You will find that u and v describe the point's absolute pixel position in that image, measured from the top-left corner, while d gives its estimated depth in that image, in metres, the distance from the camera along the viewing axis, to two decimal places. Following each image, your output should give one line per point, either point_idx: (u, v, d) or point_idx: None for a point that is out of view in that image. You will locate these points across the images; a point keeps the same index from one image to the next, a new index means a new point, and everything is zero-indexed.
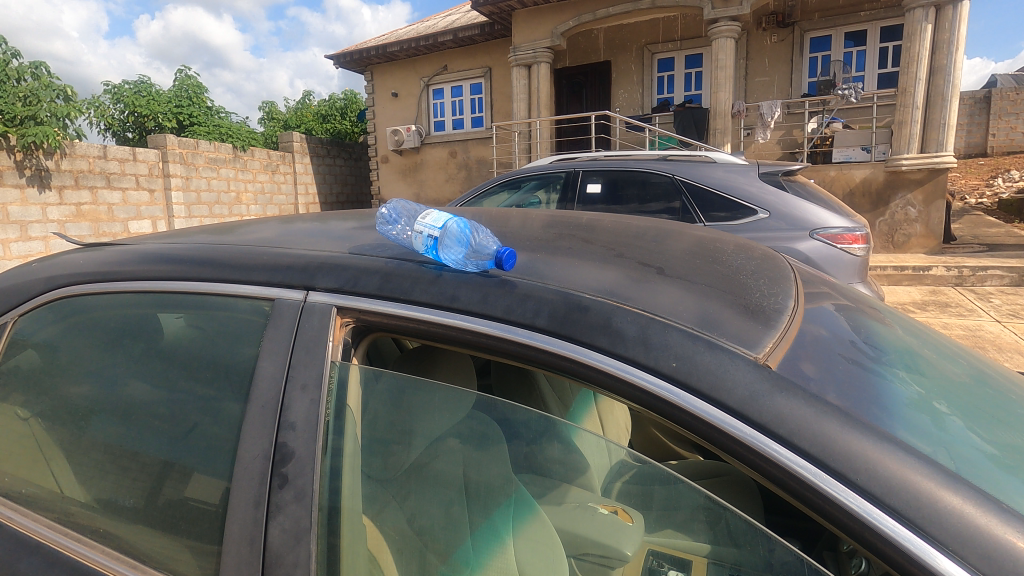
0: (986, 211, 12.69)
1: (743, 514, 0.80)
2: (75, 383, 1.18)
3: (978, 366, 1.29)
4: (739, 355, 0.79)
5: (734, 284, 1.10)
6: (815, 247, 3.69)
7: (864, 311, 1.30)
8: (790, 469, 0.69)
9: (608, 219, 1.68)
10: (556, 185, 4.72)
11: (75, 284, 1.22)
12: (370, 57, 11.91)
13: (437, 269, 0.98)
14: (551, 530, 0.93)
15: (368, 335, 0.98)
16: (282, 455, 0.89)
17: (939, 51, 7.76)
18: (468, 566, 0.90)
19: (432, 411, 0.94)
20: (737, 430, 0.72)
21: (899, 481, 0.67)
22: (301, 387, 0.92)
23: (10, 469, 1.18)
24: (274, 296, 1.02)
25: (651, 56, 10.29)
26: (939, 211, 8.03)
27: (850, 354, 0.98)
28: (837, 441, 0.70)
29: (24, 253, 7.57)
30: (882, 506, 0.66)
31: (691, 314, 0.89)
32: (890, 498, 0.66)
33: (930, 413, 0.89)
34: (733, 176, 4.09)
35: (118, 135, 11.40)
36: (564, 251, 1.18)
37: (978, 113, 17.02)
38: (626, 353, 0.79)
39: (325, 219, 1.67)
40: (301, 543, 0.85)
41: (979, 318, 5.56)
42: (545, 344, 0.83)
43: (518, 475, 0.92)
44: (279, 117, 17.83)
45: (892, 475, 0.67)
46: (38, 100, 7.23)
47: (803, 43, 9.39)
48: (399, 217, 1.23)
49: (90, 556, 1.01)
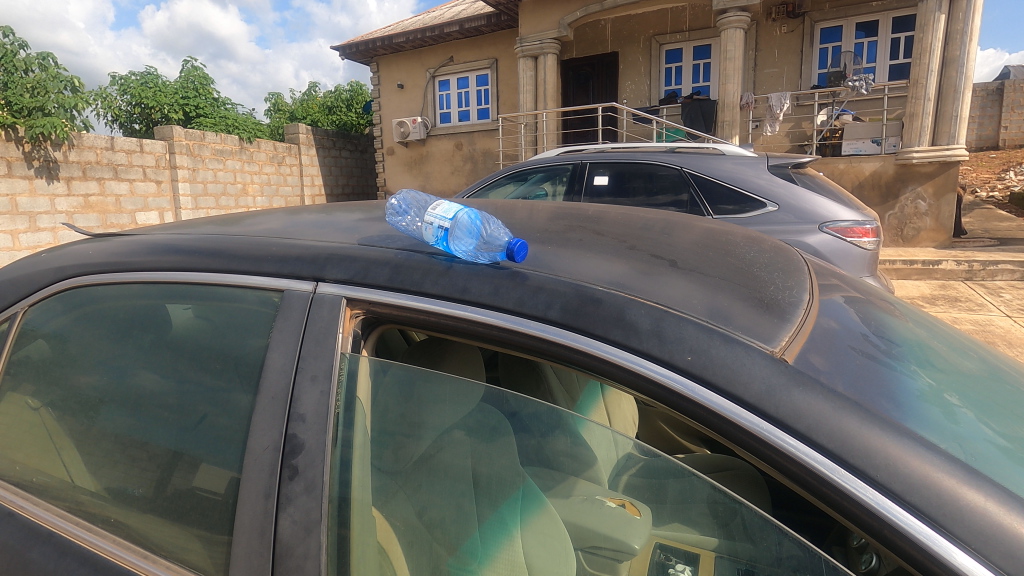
0: (996, 206, 12.54)
1: (758, 508, 0.79)
2: (86, 374, 1.18)
3: (988, 358, 1.27)
4: (756, 349, 0.78)
5: (746, 276, 1.09)
6: (824, 240, 3.66)
7: (874, 304, 1.28)
8: (805, 464, 0.68)
9: (614, 211, 1.65)
10: (562, 177, 4.69)
11: (85, 275, 1.23)
12: (376, 48, 11.85)
13: (447, 260, 0.98)
14: (559, 523, 0.94)
15: (377, 328, 0.98)
16: (292, 446, 0.89)
17: (952, 41, 7.65)
18: (477, 558, 0.89)
19: (442, 403, 0.94)
20: (752, 423, 0.71)
21: (920, 479, 0.66)
22: (310, 378, 0.91)
23: (22, 457, 1.19)
24: (285, 288, 1.01)
25: (659, 48, 10.19)
26: (950, 205, 7.96)
27: (863, 347, 0.97)
28: (855, 437, 0.69)
29: (32, 244, 7.59)
30: (902, 503, 0.65)
31: (701, 306, 0.88)
32: (908, 494, 0.65)
33: (943, 406, 0.88)
34: (741, 168, 4.06)
35: (125, 126, 11.41)
36: (574, 243, 1.17)
37: (990, 105, 16.70)
38: (639, 346, 0.79)
39: (332, 210, 1.65)
40: (312, 534, 0.85)
41: (989, 312, 5.51)
42: (555, 336, 0.82)
43: (527, 468, 0.92)
44: (285, 109, 17.78)
45: (913, 473, 0.66)
46: (46, 91, 7.25)
47: (814, 34, 9.27)
48: (409, 208, 1.21)
49: (100, 545, 1.02)
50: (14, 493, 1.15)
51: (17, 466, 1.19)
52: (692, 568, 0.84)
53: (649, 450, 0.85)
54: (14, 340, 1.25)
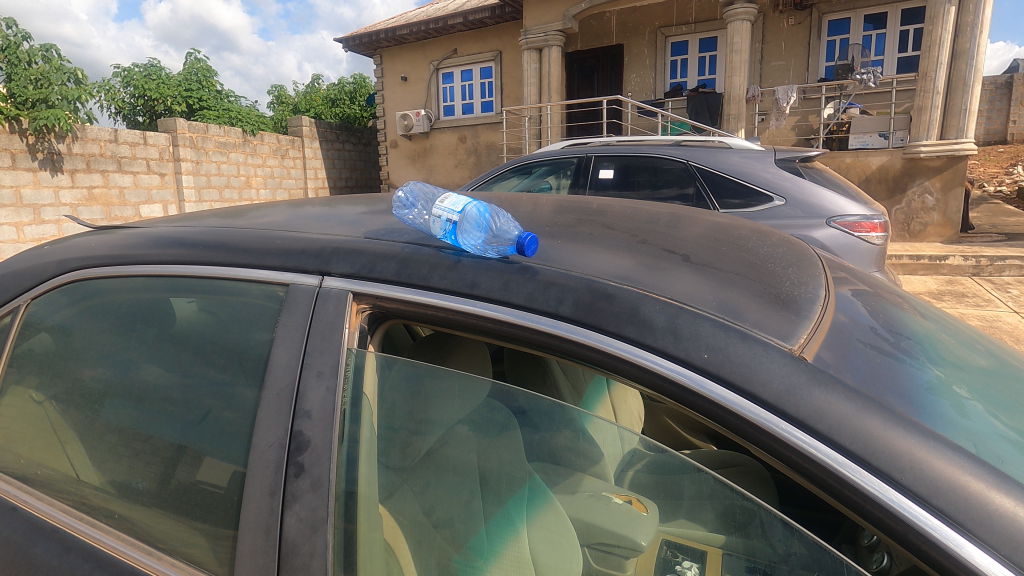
0: (1005, 201, 12.43)
1: (774, 509, 0.77)
2: (89, 366, 1.17)
3: (996, 352, 1.25)
4: (773, 347, 0.77)
5: (760, 272, 1.08)
6: (831, 235, 3.63)
7: (883, 297, 1.26)
8: (826, 465, 0.66)
9: (618, 204, 1.64)
10: (567, 170, 4.67)
11: (88, 268, 1.21)
12: (380, 40, 11.77)
13: (455, 254, 0.96)
14: (566, 520, 0.92)
15: (383, 323, 0.97)
16: (298, 443, 0.88)
17: (961, 34, 7.55)
18: (482, 556, 0.88)
19: (448, 397, 0.92)
20: (770, 423, 0.69)
21: (946, 482, 0.64)
22: (316, 374, 0.90)
23: (25, 451, 1.19)
24: (289, 281, 1.00)
25: (664, 40, 10.10)
26: (957, 200, 7.89)
27: (875, 342, 0.95)
28: (879, 439, 0.67)
29: (37, 236, 7.62)
30: (930, 508, 0.63)
31: (714, 302, 0.87)
32: (935, 499, 0.63)
33: (953, 400, 0.86)
34: (748, 161, 4.03)
35: (129, 119, 11.40)
36: (583, 237, 1.15)
37: (999, 99, 16.58)
38: (655, 343, 0.77)
39: (336, 202, 1.64)
40: (317, 533, 0.83)
41: (996, 308, 5.47)
42: (568, 333, 0.80)
43: (533, 464, 0.90)
44: (289, 102, 17.70)
45: (939, 476, 0.64)
46: (50, 83, 7.24)
47: (821, 26, 9.17)
48: (416, 201, 1.21)
49: (105, 542, 1.01)
50: (18, 488, 1.15)
51: (21, 459, 1.19)
52: (698, 566, 0.83)
53: (655, 445, 0.83)
54: (17, 333, 1.25)
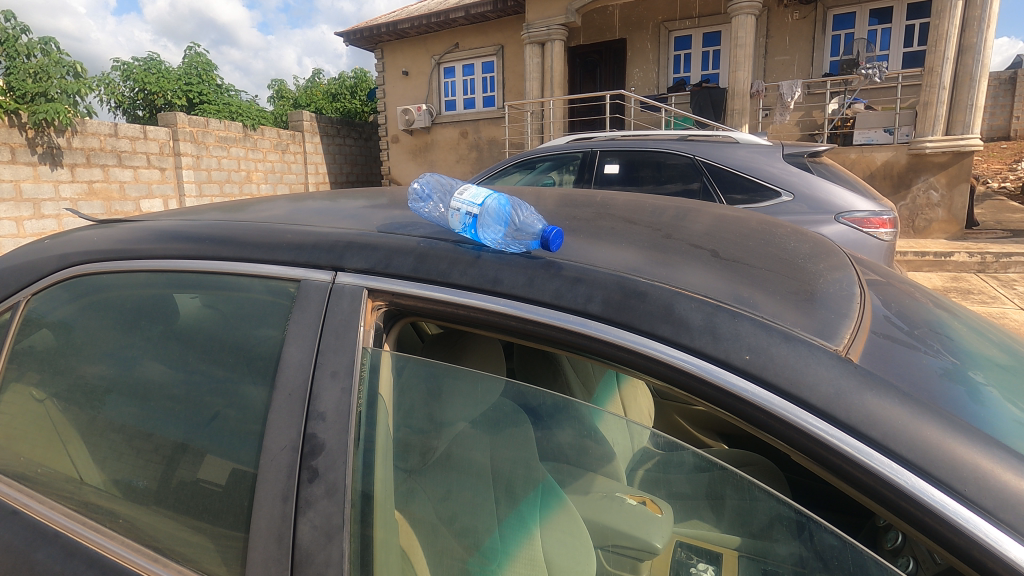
0: (1008, 197, 12.39)
1: (824, 522, 0.72)
2: (92, 363, 1.13)
3: (1014, 343, 1.21)
4: (819, 347, 0.73)
5: (787, 267, 1.04)
6: (840, 231, 3.58)
7: (899, 288, 1.22)
8: (885, 476, 0.62)
9: (624, 196, 1.61)
10: (570, 166, 4.62)
11: (90, 262, 1.18)
12: (381, 34, 11.68)
13: (475, 249, 0.92)
14: (580, 522, 0.89)
15: (400, 319, 0.94)
16: (312, 447, 0.85)
17: (968, 28, 7.49)
18: (495, 560, 0.85)
19: (462, 396, 0.89)
20: (822, 431, 0.65)
21: (1012, 494, 0.60)
22: (330, 374, 0.86)
23: (25, 449, 1.15)
24: (300, 277, 0.96)
25: (667, 35, 10.02)
26: (963, 196, 7.84)
27: (902, 337, 0.91)
28: (939, 448, 0.63)
29: (37, 231, 7.56)
30: (994, 521, 0.59)
31: (740, 299, 0.83)
32: (1002, 512, 0.60)
33: (971, 386, 0.83)
34: (756, 156, 3.98)
35: (129, 113, 11.39)
36: (603, 232, 1.11)
37: (1003, 95, 16.47)
38: (689, 343, 0.73)
39: (338, 197, 1.59)
40: (333, 541, 0.80)
41: (1003, 305, 5.44)
42: (596, 331, 0.77)
43: (545, 463, 0.87)
44: (290, 96, 17.60)
45: (1005, 487, 0.61)
46: (49, 76, 7.14)
47: (826, 21, 9.10)
48: (431, 193, 1.18)
49: (109, 546, 0.98)
50: (17, 489, 1.12)
51: (20, 458, 1.15)
52: (714, 567, 0.81)
53: (667, 444, 0.80)
54: (17, 328, 1.22)
